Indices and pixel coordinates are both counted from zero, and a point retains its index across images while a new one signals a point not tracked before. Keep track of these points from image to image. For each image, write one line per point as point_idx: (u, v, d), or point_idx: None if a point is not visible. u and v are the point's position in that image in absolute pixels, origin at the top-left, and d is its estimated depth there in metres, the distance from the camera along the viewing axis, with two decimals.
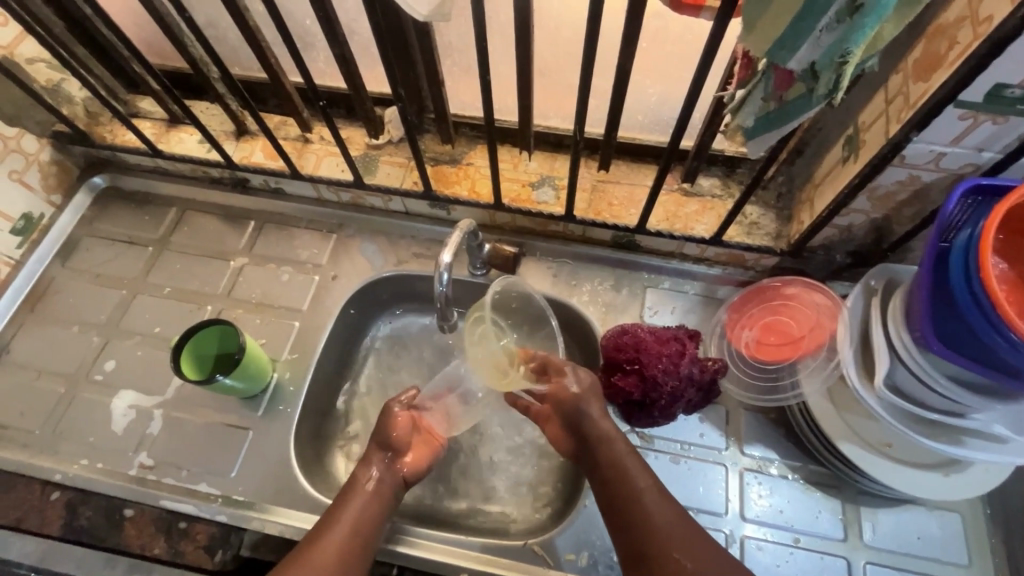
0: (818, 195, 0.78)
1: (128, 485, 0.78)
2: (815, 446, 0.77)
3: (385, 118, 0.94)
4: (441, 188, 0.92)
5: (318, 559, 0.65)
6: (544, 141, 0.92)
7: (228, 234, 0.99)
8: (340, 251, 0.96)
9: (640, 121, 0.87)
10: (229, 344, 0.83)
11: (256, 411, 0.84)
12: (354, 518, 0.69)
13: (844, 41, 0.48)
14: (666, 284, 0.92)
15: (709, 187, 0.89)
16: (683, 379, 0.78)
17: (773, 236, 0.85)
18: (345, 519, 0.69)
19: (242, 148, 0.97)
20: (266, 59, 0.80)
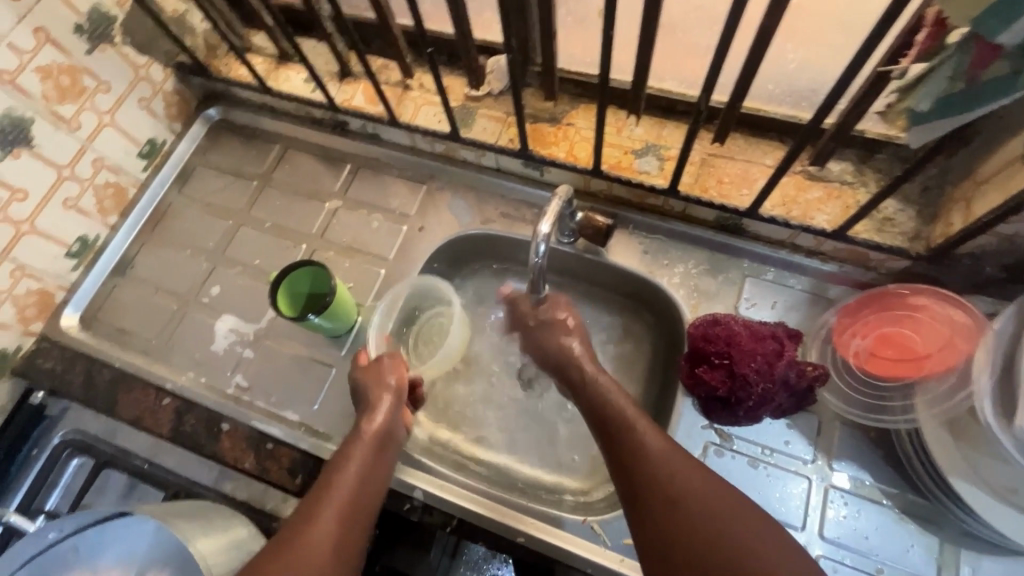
0: (979, 195, 0.66)
1: (225, 402, 0.84)
2: (920, 477, 0.70)
3: (488, 69, 0.90)
4: (538, 148, 0.87)
5: (321, 538, 0.59)
6: (655, 105, 0.85)
7: (326, 175, 1.01)
8: (430, 203, 0.96)
9: (770, 91, 0.77)
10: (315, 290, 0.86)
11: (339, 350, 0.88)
12: (354, 494, 0.64)
13: None
14: (769, 276, 0.84)
15: (839, 172, 0.79)
16: (777, 382, 0.73)
17: (909, 236, 0.75)
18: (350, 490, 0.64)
19: (344, 90, 0.97)
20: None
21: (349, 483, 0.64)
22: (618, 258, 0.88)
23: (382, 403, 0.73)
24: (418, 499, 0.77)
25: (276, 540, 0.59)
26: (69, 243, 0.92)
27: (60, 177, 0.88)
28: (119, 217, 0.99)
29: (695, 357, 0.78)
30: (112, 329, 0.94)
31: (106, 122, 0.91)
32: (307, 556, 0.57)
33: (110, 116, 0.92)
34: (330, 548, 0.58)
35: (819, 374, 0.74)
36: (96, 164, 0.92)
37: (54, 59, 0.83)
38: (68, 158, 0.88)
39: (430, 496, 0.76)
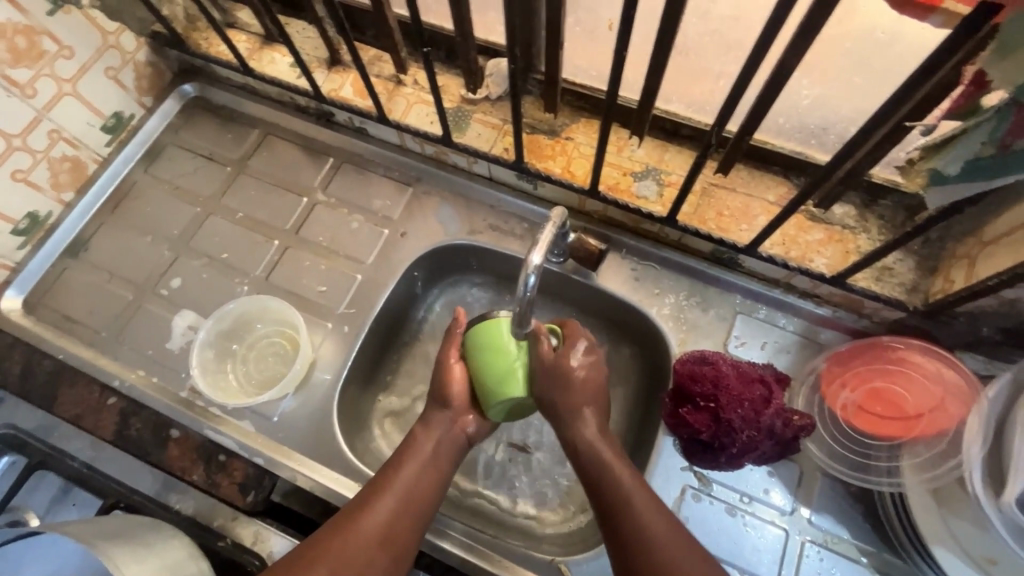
0: (984, 256, 0.64)
1: (176, 406, 0.79)
2: (897, 537, 0.68)
3: (487, 71, 0.85)
4: (533, 161, 0.83)
5: (372, 534, 0.59)
6: (658, 126, 0.81)
7: (306, 167, 0.95)
8: (415, 208, 0.91)
9: (780, 124, 0.74)
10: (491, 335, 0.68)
11: (264, 323, 0.84)
12: (410, 490, 0.63)
13: None
14: (760, 315, 0.81)
15: (841, 216, 0.76)
16: (762, 431, 0.70)
17: (907, 289, 0.73)
18: (405, 489, 0.63)
19: (332, 79, 0.91)
20: None
21: (409, 478, 0.64)
22: (607, 284, 0.84)
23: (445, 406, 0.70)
24: None
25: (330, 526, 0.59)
26: (17, 219, 0.85)
27: (10, 147, 0.80)
28: (76, 193, 0.91)
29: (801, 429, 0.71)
30: (58, 316, 0.87)
31: (67, 91, 0.84)
32: (362, 539, 0.58)
33: (72, 85, 0.84)
34: (378, 539, 0.59)
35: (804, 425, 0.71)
36: (53, 136, 0.84)
37: (10, 18, 0.75)
38: (20, 127, 0.80)
39: None
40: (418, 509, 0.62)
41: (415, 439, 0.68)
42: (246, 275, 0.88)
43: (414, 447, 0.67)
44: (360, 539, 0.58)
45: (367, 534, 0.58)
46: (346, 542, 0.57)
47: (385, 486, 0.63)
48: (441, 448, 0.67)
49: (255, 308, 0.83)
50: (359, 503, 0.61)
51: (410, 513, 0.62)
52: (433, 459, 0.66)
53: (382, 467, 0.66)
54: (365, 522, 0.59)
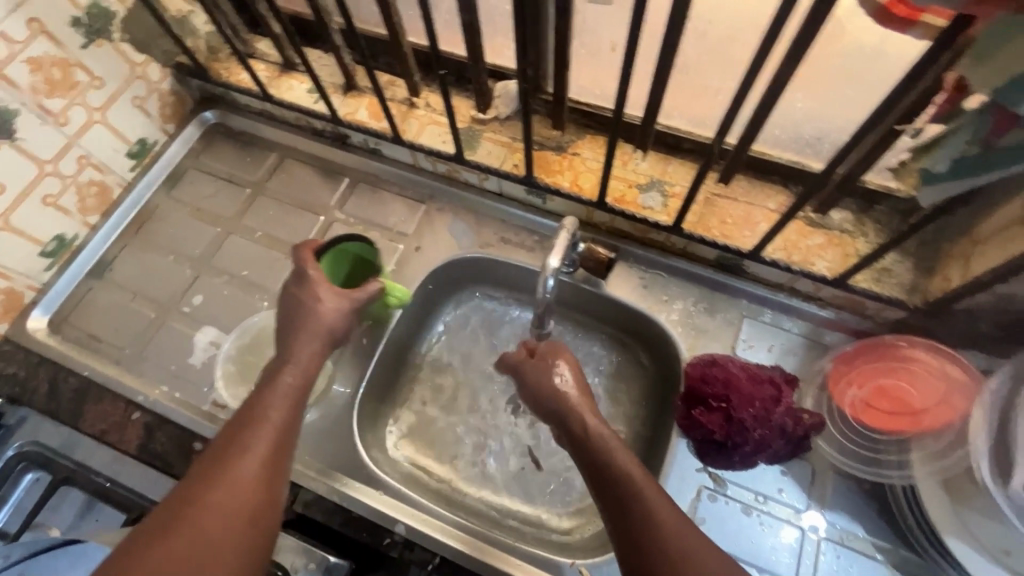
0: (978, 253, 0.67)
1: (199, 420, 0.80)
2: (911, 531, 0.69)
3: (496, 93, 0.89)
4: (542, 175, 0.87)
5: (246, 478, 0.57)
6: (661, 141, 0.85)
7: (323, 187, 0.98)
8: (428, 224, 0.94)
9: (777, 136, 0.78)
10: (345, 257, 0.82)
11: None
12: (282, 432, 0.62)
13: None
14: (766, 318, 0.83)
15: (840, 221, 0.80)
16: (773, 429, 0.72)
17: (906, 288, 0.76)
18: (274, 427, 0.62)
19: (348, 103, 0.96)
20: (389, 18, 0.78)
21: (279, 416, 0.63)
22: (617, 293, 0.87)
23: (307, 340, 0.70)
24: (399, 534, 0.74)
25: (200, 479, 0.56)
26: (45, 242, 0.88)
27: (42, 171, 0.83)
28: (101, 217, 0.95)
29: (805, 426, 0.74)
30: (83, 335, 0.89)
31: (96, 118, 0.88)
32: (237, 483, 0.56)
33: (101, 113, 0.88)
34: (254, 483, 0.57)
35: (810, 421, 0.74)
36: (81, 161, 0.88)
37: (47, 51, 0.79)
38: (52, 153, 0.84)
39: (409, 530, 0.74)
40: (286, 440, 0.62)
41: (274, 375, 0.66)
42: (266, 291, 0.91)
43: (280, 384, 0.66)
44: (246, 477, 0.57)
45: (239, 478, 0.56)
46: (217, 491, 0.55)
47: (259, 424, 0.61)
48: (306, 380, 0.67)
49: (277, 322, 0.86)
50: (237, 443, 0.59)
51: (281, 442, 0.61)
52: (298, 394, 0.66)
53: (246, 407, 0.63)
54: (244, 463, 0.58)
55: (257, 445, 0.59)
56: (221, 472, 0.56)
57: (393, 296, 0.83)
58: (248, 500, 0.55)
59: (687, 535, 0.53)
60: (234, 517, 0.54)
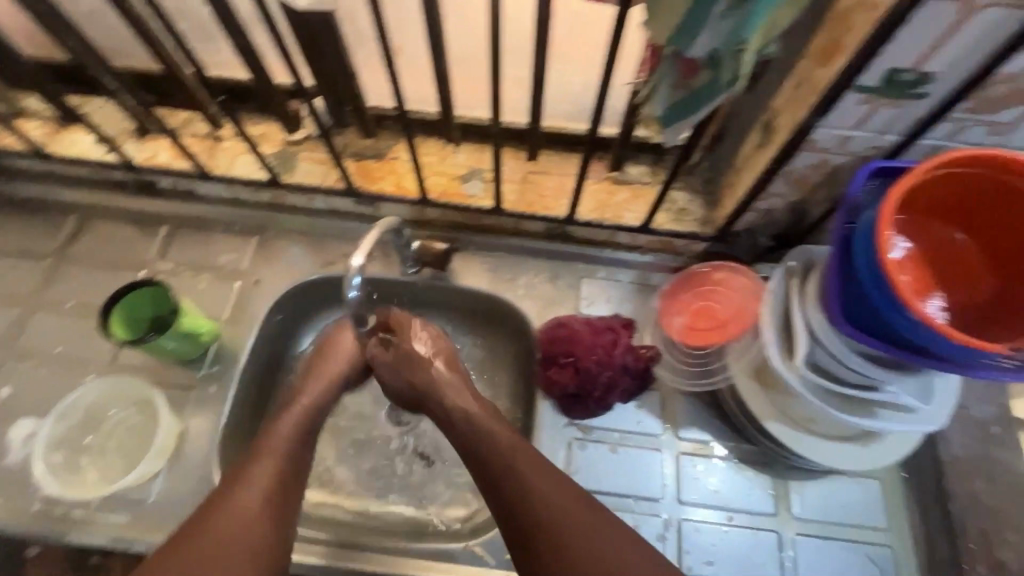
0: (740, 179, 0.79)
1: (35, 521, 0.72)
2: (746, 428, 0.80)
3: (301, 112, 0.89)
4: (365, 185, 0.88)
5: (248, 508, 0.59)
6: (470, 132, 0.89)
7: (138, 241, 0.91)
8: (262, 255, 0.91)
9: (567, 109, 0.86)
10: (136, 299, 0.78)
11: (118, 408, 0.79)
12: (286, 464, 0.65)
13: (740, 27, 0.47)
14: (601, 274, 0.91)
15: (638, 175, 0.89)
16: (617, 369, 0.80)
17: (701, 222, 0.87)
18: (279, 458, 0.64)
19: (145, 148, 0.91)
20: (158, 52, 0.74)
21: (282, 448, 0.66)
22: (464, 280, 0.90)
23: (343, 355, 0.78)
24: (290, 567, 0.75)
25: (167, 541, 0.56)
26: None
27: None
28: None
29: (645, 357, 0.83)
30: None
31: None
32: (246, 519, 0.58)
33: None
34: (263, 520, 0.59)
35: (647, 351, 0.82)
36: None
37: None
38: None
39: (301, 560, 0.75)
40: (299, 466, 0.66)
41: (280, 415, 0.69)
42: (89, 363, 0.82)
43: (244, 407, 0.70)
44: (243, 503, 0.59)
45: (202, 527, 0.57)
46: (225, 532, 0.57)
47: (266, 453, 0.65)
48: (314, 406, 0.72)
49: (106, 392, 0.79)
50: (243, 482, 0.61)
51: (287, 472, 0.64)
52: (304, 427, 0.69)
53: (254, 444, 0.67)
54: (245, 491, 0.60)
55: (233, 485, 0.61)
56: (207, 521, 0.58)
57: (202, 331, 0.80)
58: (246, 533, 0.58)
59: (566, 501, 0.58)
60: (242, 558, 0.56)
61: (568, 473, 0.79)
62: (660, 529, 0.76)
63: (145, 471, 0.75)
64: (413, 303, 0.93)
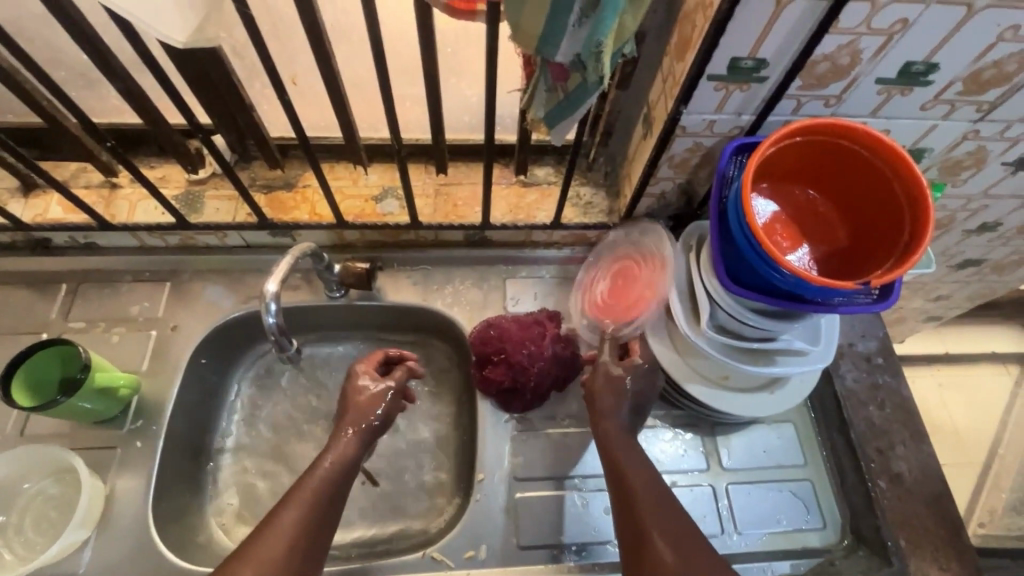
0: (633, 169, 0.86)
1: None
2: (671, 394, 0.86)
3: (202, 150, 0.88)
4: (279, 216, 0.88)
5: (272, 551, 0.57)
6: (379, 153, 0.91)
7: (36, 302, 0.86)
8: (179, 299, 0.88)
9: (468, 122, 0.90)
10: (42, 361, 0.74)
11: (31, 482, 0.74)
12: (314, 508, 0.62)
13: (594, 32, 0.52)
14: (523, 273, 0.96)
15: (544, 175, 0.95)
16: (549, 359, 0.83)
17: (607, 212, 0.94)
18: (309, 500, 0.62)
19: (33, 205, 0.86)
20: (36, 104, 0.71)
21: (315, 489, 0.64)
22: (393, 297, 0.92)
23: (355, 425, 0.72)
24: None
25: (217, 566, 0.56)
26: None
27: None
28: None
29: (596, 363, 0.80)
30: None
31: None
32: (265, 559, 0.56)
33: None
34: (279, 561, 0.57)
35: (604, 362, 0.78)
36: None
37: None
38: None
39: None
40: (326, 511, 0.64)
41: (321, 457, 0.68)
42: None
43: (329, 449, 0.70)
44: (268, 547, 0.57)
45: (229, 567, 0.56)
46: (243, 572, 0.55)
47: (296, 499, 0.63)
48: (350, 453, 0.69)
49: (14, 469, 0.73)
50: (271, 525, 0.59)
51: (318, 514, 0.62)
52: (341, 470, 0.67)
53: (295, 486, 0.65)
54: (270, 534, 0.58)
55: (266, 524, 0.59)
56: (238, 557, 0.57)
57: (120, 386, 0.77)
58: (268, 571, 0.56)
59: (671, 528, 0.63)
60: None
61: (516, 464, 0.82)
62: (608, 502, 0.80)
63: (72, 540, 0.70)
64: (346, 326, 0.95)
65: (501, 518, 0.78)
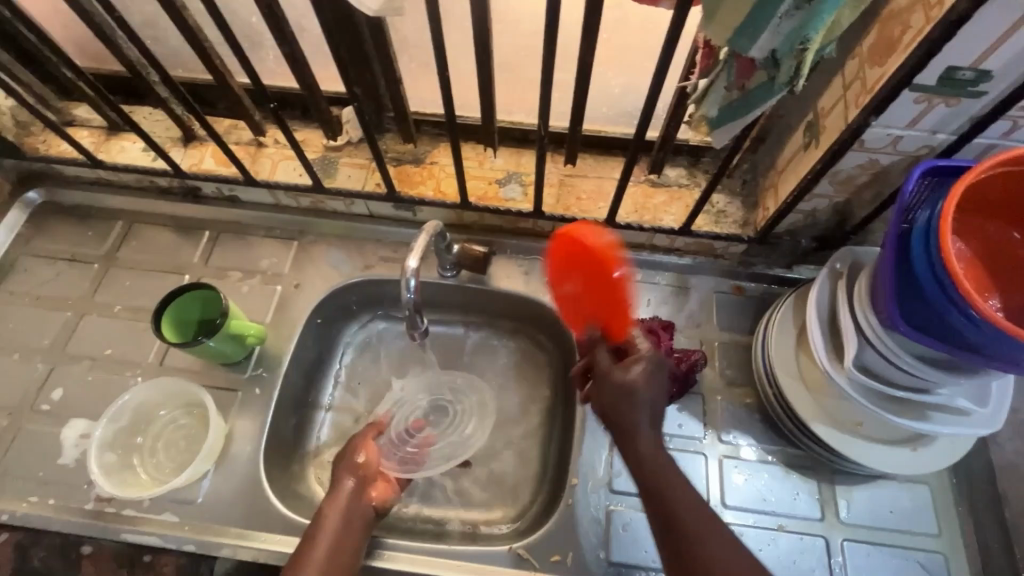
0: (782, 181, 0.78)
1: (85, 521, 0.74)
2: (791, 431, 0.78)
3: (343, 119, 0.90)
4: (405, 189, 0.89)
5: None
6: (508, 136, 0.90)
7: (182, 245, 0.93)
8: (304, 259, 0.92)
9: (605, 113, 0.87)
10: (186, 299, 0.80)
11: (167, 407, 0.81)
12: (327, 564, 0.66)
13: (803, 26, 0.47)
14: (638, 277, 0.91)
15: (675, 177, 0.89)
16: (659, 371, 0.77)
17: (740, 224, 0.87)
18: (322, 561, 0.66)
19: (191, 154, 0.92)
20: (210, 61, 0.76)
21: (323, 550, 0.66)
22: (502, 284, 0.91)
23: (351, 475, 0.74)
24: None
25: None
26: None
27: None
28: None
29: (627, 395, 0.65)
30: None
31: None
32: None
33: None
34: None
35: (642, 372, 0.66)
36: None
37: None
38: None
39: None
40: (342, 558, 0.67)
41: (326, 506, 0.71)
42: (138, 366, 0.84)
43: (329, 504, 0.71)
44: None
45: None
46: None
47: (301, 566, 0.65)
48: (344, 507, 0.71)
49: (156, 394, 0.80)
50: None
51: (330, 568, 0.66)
52: (347, 518, 0.70)
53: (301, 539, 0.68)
54: None
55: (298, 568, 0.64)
56: None
57: (249, 335, 0.81)
58: None
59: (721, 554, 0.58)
60: None
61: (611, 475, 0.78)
62: None
63: (200, 467, 0.75)
64: (454, 306, 0.95)
65: (591, 527, 0.76)
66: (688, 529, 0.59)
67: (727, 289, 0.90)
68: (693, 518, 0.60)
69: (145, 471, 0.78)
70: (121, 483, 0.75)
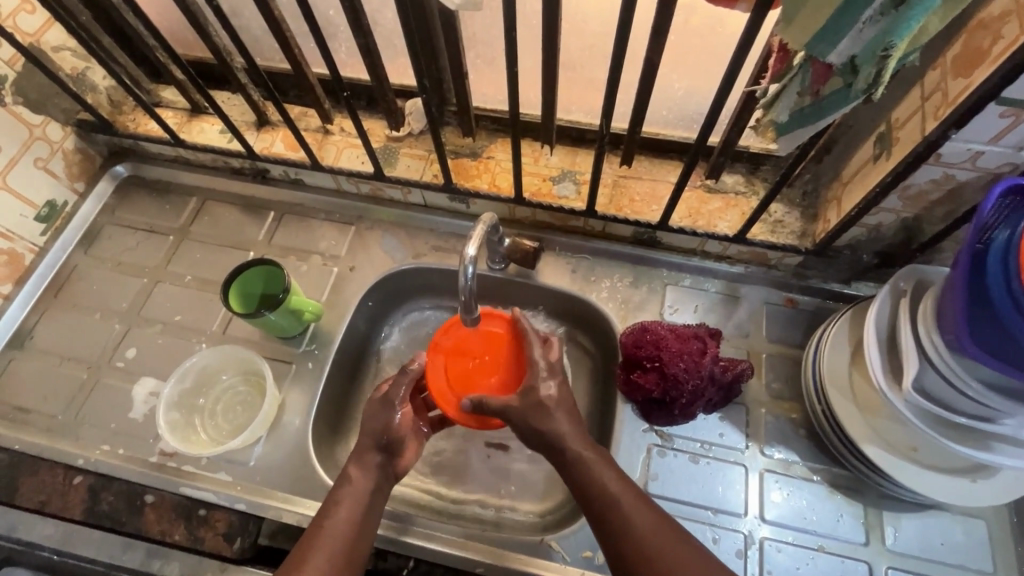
0: (846, 194, 0.76)
1: (149, 472, 0.79)
2: (840, 450, 0.76)
3: (406, 110, 0.94)
4: (461, 181, 0.91)
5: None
6: (566, 135, 0.92)
7: (249, 223, 0.99)
8: (360, 244, 0.96)
9: (665, 116, 0.86)
10: (252, 272, 0.85)
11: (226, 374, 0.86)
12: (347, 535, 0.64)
13: (888, 33, 0.46)
14: (686, 282, 0.90)
15: (732, 184, 0.88)
16: (705, 378, 0.77)
17: (798, 234, 0.84)
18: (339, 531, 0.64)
19: (262, 138, 0.97)
20: (290, 50, 0.80)
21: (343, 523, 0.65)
22: (549, 280, 0.92)
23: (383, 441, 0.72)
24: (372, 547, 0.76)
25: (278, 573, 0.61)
26: None
27: None
28: (14, 285, 0.92)
29: (539, 409, 0.69)
30: (10, 409, 0.85)
31: None
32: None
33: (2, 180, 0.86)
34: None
35: (557, 390, 0.71)
36: None
37: None
38: None
39: (385, 538, 0.76)
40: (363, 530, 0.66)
41: (347, 476, 0.69)
42: (203, 333, 0.90)
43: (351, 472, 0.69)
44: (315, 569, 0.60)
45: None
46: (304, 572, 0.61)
47: (322, 532, 0.64)
48: (370, 480, 0.69)
49: (218, 360, 0.85)
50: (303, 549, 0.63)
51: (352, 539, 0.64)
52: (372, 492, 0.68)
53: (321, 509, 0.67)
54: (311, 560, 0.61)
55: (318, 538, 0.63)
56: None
57: (306, 310, 0.86)
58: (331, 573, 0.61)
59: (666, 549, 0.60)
60: None
61: (647, 477, 0.78)
62: (742, 546, 0.74)
63: (256, 431, 0.80)
64: (500, 298, 0.97)
65: None
66: (634, 536, 0.61)
67: (778, 300, 0.88)
68: (613, 490, 0.64)
69: (204, 431, 0.83)
70: (183, 440, 0.81)
